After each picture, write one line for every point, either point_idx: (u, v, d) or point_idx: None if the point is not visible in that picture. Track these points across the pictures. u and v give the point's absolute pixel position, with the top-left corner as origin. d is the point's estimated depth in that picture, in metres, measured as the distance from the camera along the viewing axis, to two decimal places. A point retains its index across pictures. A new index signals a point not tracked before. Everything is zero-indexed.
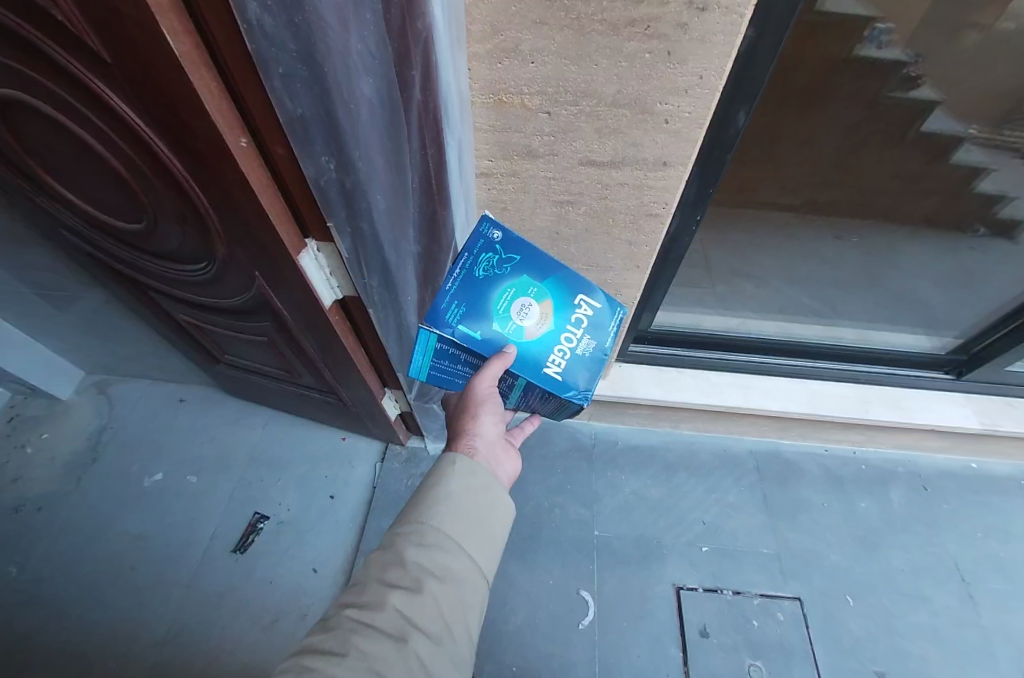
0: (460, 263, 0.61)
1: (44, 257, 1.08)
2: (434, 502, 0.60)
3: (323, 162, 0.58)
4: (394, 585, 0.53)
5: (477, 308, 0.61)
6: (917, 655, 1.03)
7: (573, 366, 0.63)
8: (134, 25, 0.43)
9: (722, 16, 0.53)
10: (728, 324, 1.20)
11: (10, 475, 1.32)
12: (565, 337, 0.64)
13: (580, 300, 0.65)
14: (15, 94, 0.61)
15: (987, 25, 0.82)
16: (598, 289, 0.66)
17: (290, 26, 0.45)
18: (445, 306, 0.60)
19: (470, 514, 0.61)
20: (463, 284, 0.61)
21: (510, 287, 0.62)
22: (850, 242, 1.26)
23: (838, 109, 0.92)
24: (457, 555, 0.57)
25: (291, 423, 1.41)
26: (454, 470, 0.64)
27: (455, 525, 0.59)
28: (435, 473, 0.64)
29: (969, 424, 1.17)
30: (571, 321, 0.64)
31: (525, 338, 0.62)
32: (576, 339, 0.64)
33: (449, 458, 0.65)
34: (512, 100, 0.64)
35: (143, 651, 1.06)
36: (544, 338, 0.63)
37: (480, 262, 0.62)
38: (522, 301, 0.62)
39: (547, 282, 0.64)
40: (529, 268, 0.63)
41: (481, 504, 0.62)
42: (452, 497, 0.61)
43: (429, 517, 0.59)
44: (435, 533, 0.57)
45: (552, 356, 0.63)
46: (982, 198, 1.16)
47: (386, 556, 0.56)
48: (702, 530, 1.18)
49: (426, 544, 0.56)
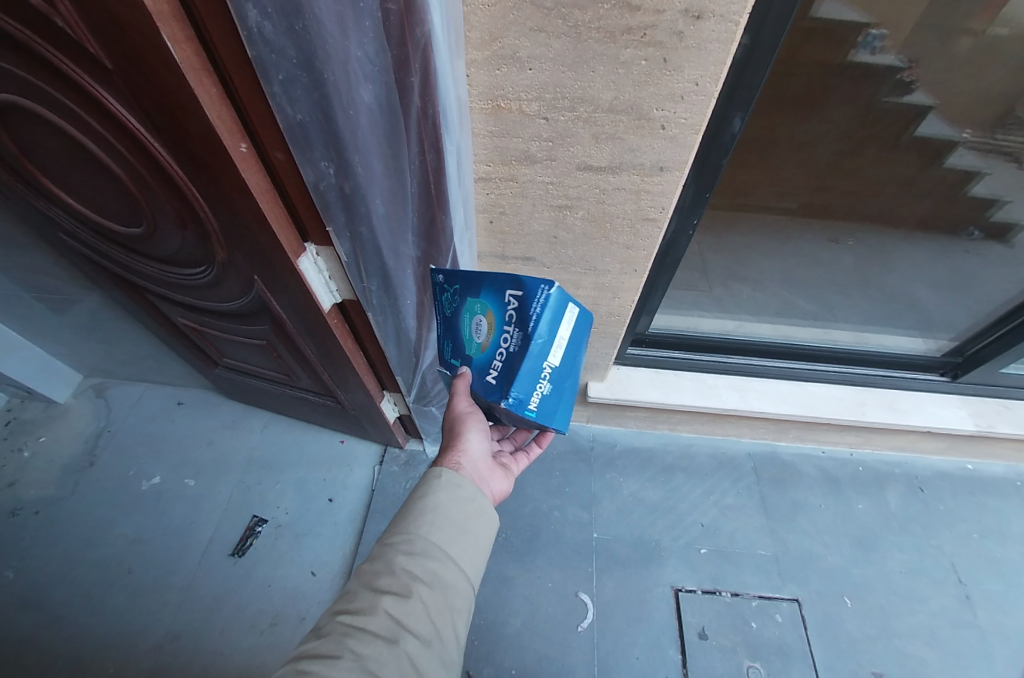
0: (438, 311, 0.73)
1: (42, 260, 1.08)
2: (421, 512, 0.61)
3: (323, 167, 0.59)
4: (384, 591, 0.53)
5: (455, 342, 0.70)
6: (915, 655, 1.03)
7: (505, 365, 0.60)
8: (135, 31, 0.44)
9: (717, 24, 0.54)
10: (726, 327, 1.21)
11: (7, 478, 1.31)
12: (502, 339, 0.60)
13: (507, 296, 0.59)
14: (14, 99, 0.61)
15: (980, 30, 0.82)
16: (515, 278, 0.57)
17: (290, 33, 0.46)
18: (443, 350, 0.74)
19: (457, 524, 0.61)
20: (445, 328, 0.72)
21: (465, 314, 0.66)
22: (847, 244, 1.26)
23: (833, 113, 0.93)
24: (444, 562, 0.58)
25: (290, 426, 1.41)
26: (440, 483, 0.64)
27: (442, 534, 0.60)
28: (422, 487, 0.64)
29: (965, 425, 1.18)
30: (504, 321, 0.60)
31: (482, 352, 0.64)
32: (507, 337, 0.60)
33: (434, 473, 0.65)
34: (510, 106, 0.65)
35: (140, 655, 1.05)
36: (490, 349, 0.63)
37: (445, 303, 0.70)
38: (475, 322, 0.65)
39: (483, 293, 0.62)
40: (468, 289, 0.65)
41: (467, 513, 0.63)
42: (439, 508, 0.62)
43: (417, 527, 0.60)
44: (423, 542, 0.58)
45: (496, 361, 0.62)
46: (974, 201, 1.18)
47: (375, 565, 0.56)
48: (701, 531, 1.19)
49: (413, 552, 0.57)
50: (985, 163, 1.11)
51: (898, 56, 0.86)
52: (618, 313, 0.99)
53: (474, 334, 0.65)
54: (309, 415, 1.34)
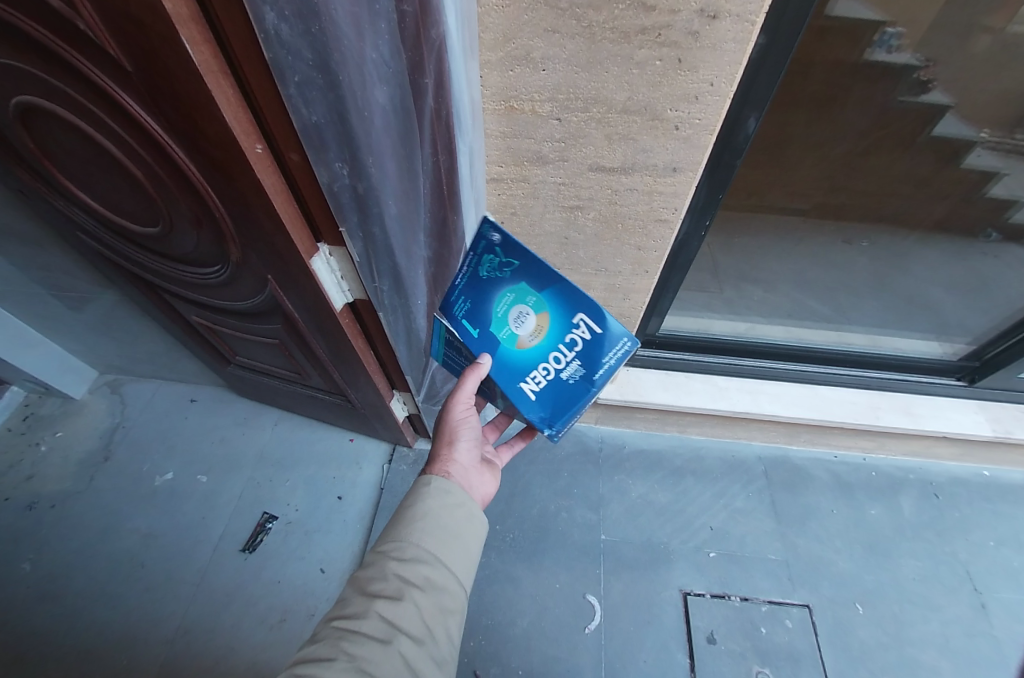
0: (466, 262, 0.61)
1: (60, 258, 1.10)
2: (412, 519, 0.61)
3: (337, 168, 0.58)
4: (377, 595, 0.54)
5: (478, 309, 0.63)
6: (927, 664, 1.01)
7: (549, 390, 0.63)
8: (155, 34, 0.44)
9: (733, 24, 0.54)
10: (736, 329, 1.20)
11: (25, 472, 1.34)
12: (554, 356, 0.61)
13: (579, 320, 0.58)
14: (35, 101, 0.63)
15: (998, 28, 0.80)
16: (597, 310, 0.56)
17: (307, 36, 0.46)
18: (454, 301, 0.65)
19: (447, 528, 0.62)
20: (470, 283, 0.62)
21: (509, 292, 0.60)
22: (860, 246, 1.23)
23: (847, 111, 0.91)
24: (436, 566, 0.58)
25: (300, 424, 1.42)
26: (429, 489, 0.64)
27: (433, 540, 0.60)
28: (412, 496, 0.65)
29: (982, 430, 1.16)
30: (565, 341, 0.60)
31: (516, 344, 0.62)
32: (567, 363, 0.60)
33: (424, 480, 0.66)
34: (522, 106, 0.65)
35: (152, 648, 1.07)
36: (533, 350, 0.62)
37: (483, 263, 0.60)
38: (520, 309, 0.60)
39: (547, 293, 0.58)
40: (527, 274, 0.58)
41: (459, 520, 0.63)
42: (429, 515, 0.62)
43: (409, 533, 0.60)
44: (415, 548, 0.58)
45: (535, 372, 0.63)
46: (994, 203, 1.13)
47: (368, 571, 0.57)
48: (710, 535, 1.18)
49: (406, 559, 0.57)
50: (1004, 163, 1.06)
51: (914, 55, 0.84)
52: (628, 314, 0.99)
53: (517, 322, 0.60)
54: (319, 413, 1.36)
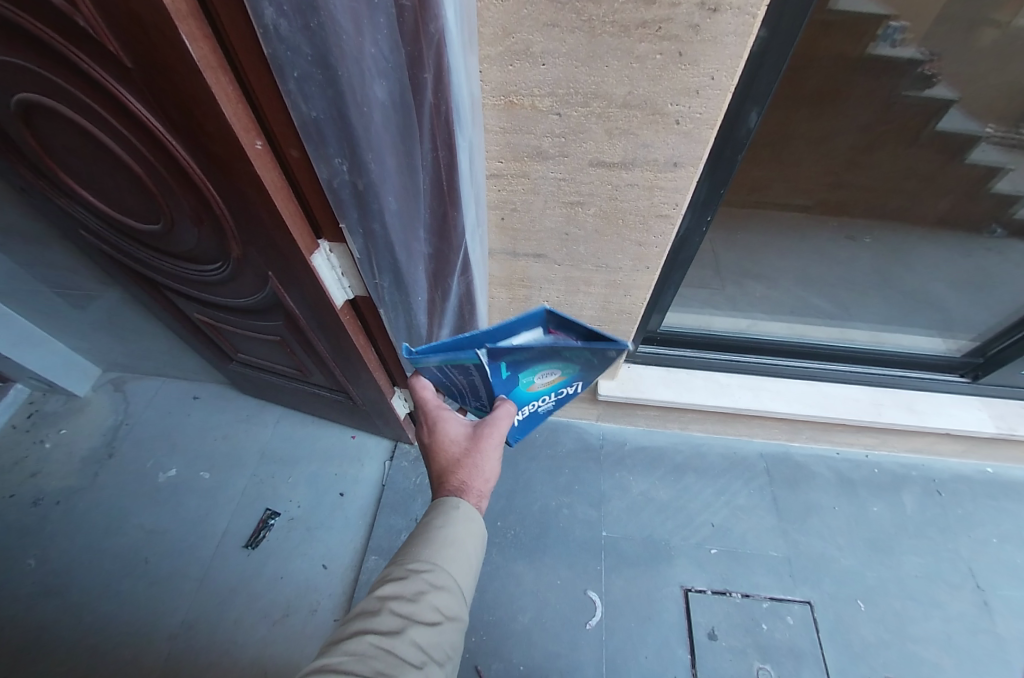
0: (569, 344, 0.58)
1: (62, 256, 1.11)
2: (444, 544, 0.61)
3: (336, 163, 0.58)
4: (411, 618, 0.54)
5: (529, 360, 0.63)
6: (929, 661, 1.01)
7: (526, 419, 0.77)
8: (155, 31, 0.45)
9: (734, 17, 0.54)
10: (738, 325, 1.20)
11: (29, 469, 1.35)
12: (544, 398, 0.74)
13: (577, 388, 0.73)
14: (36, 98, 0.63)
15: (1004, 22, 0.80)
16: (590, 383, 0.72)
17: (305, 31, 0.46)
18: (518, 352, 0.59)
19: (471, 561, 0.63)
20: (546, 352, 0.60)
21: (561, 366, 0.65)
22: (863, 242, 1.22)
23: (849, 106, 0.90)
24: (460, 597, 0.59)
25: (302, 421, 1.43)
26: (460, 516, 0.63)
27: (460, 569, 0.61)
28: (440, 519, 0.63)
29: (985, 427, 1.16)
30: (556, 393, 0.74)
31: (528, 386, 0.70)
32: (550, 402, 0.75)
33: (457, 505, 0.64)
34: (522, 102, 0.65)
35: (156, 643, 1.08)
36: (534, 391, 0.71)
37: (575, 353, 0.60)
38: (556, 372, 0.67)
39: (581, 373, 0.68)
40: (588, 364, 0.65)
41: (478, 551, 0.64)
42: (458, 543, 0.62)
43: (441, 558, 0.60)
44: (444, 574, 0.59)
45: (525, 407, 0.74)
46: (998, 199, 1.13)
47: (396, 589, 0.57)
48: (711, 532, 1.18)
49: (436, 584, 0.58)
50: (1008, 159, 1.06)
51: (918, 49, 0.83)
52: (629, 311, 0.98)
53: (543, 376, 0.68)
54: (321, 410, 1.36)
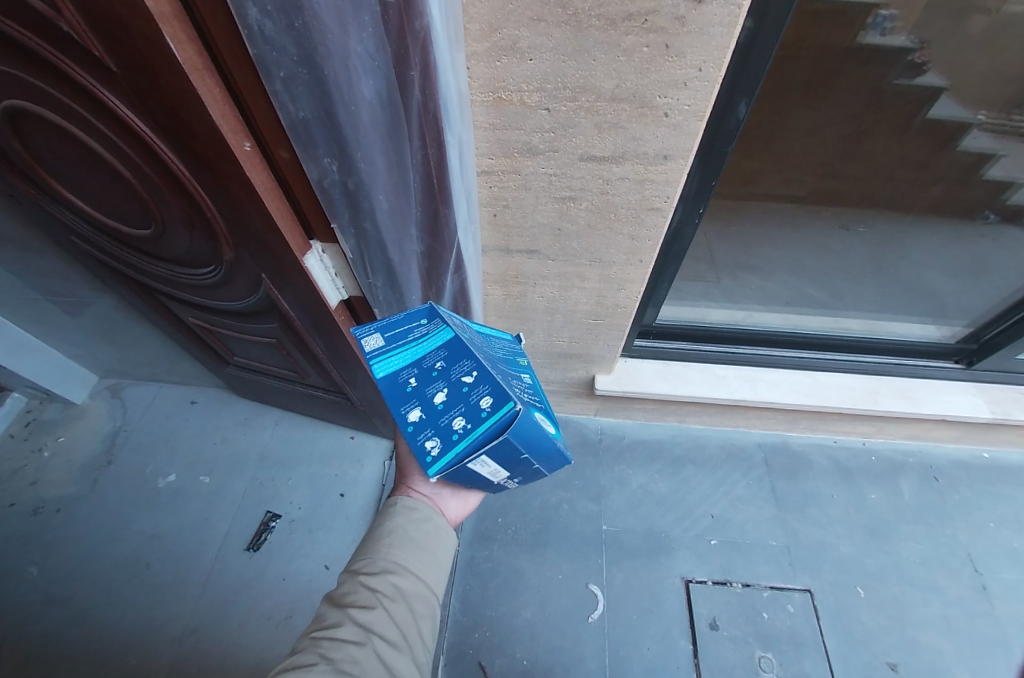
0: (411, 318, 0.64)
1: (55, 263, 1.10)
2: (380, 536, 0.61)
3: (326, 163, 0.57)
4: (349, 607, 0.54)
5: None
6: (929, 645, 1.02)
7: None
8: (139, 34, 0.44)
9: (720, 7, 0.54)
10: (734, 316, 1.19)
11: (28, 478, 1.35)
12: None
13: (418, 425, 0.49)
14: (22, 104, 0.62)
15: (993, 8, 0.81)
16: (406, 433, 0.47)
17: (290, 31, 0.45)
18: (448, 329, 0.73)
19: (416, 540, 0.61)
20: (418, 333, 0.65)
21: None
22: (857, 231, 1.26)
23: (844, 95, 0.92)
24: (407, 576, 0.58)
25: (301, 422, 1.43)
26: (396, 508, 0.64)
27: (403, 552, 0.60)
28: (380, 516, 0.64)
29: (980, 413, 1.15)
30: None
31: None
32: None
33: (391, 500, 0.65)
34: (511, 98, 0.66)
35: (160, 647, 1.08)
36: None
37: None
38: None
39: None
40: None
41: (426, 532, 0.62)
42: (395, 530, 0.62)
43: (378, 549, 0.60)
44: (385, 560, 0.59)
45: None
46: (991, 184, 1.15)
47: (342, 586, 0.58)
48: (711, 522, 1.19)
49: (375, 571, 0.58)
50: (1000, 145, 1.08)
51: (908, 36, 0.84)
52: (624, 304, 0.98)
53: None
54: (320, 411, 1.36)
